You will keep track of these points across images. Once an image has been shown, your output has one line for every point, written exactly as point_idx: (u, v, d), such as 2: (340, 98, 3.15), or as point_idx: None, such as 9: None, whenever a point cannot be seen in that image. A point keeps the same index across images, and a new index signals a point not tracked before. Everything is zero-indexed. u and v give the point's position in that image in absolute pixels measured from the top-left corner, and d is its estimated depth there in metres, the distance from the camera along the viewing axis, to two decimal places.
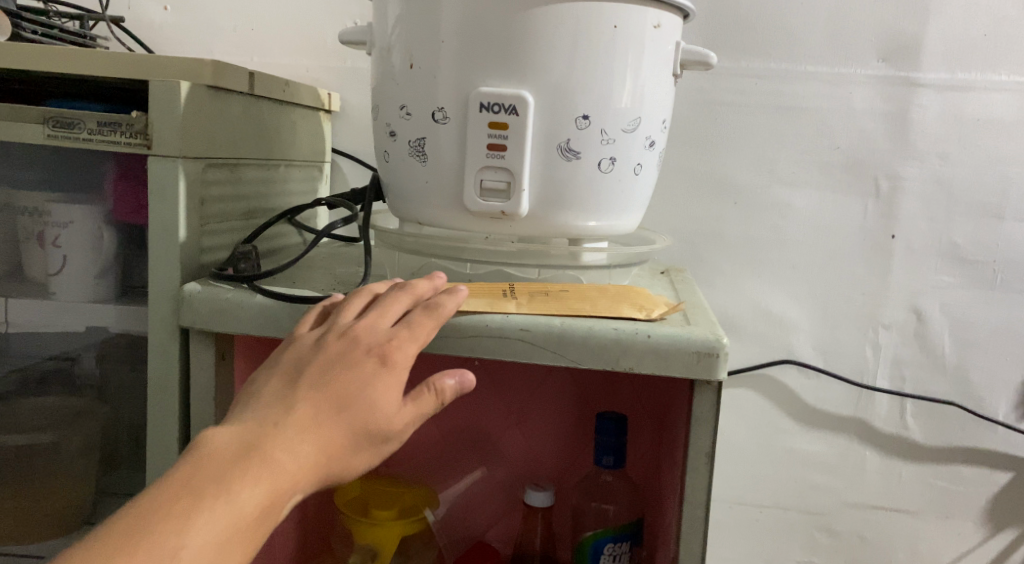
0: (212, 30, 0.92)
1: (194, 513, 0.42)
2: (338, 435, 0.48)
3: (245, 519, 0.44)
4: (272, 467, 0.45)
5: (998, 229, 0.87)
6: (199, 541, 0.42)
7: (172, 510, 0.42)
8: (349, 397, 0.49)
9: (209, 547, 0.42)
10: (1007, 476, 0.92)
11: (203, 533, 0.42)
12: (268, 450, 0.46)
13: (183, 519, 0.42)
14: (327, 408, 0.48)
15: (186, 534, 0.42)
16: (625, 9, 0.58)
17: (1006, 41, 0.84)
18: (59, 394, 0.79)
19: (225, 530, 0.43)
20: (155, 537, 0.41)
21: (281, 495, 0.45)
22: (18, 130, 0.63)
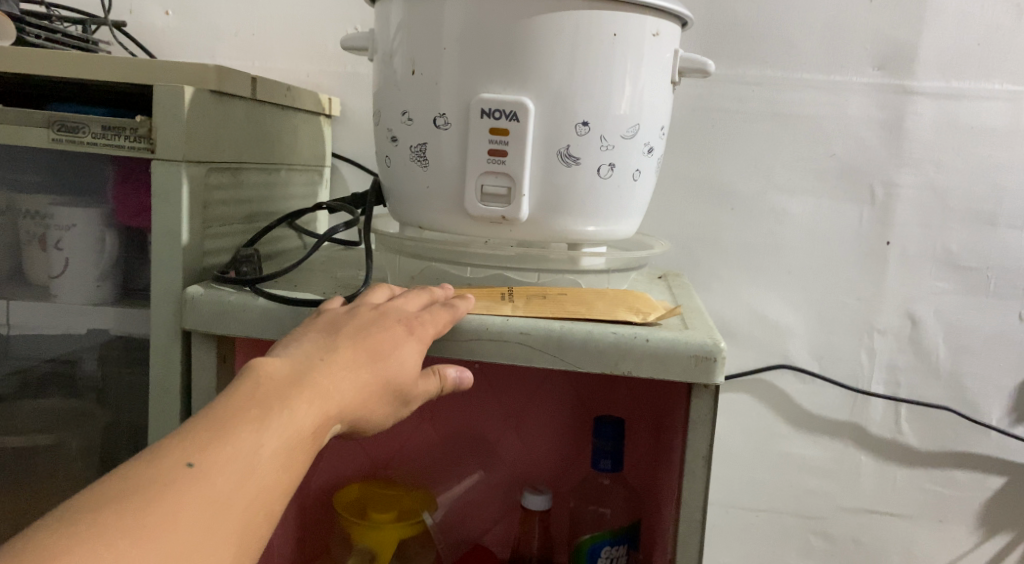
0: (213, 35, 0.93)
1: (263, 424, 0.43)
2: (379, 376, 0.50)
3: (309, 431, 0.45)
4: (328, 392, 0.47)
5: (992, 236, 0.88)
6: (271, 450, 0.43)
7: (241, 419, 0.43)
8: (388, 347, 0.51)
9: (279, 455, 0.43)
10: (1000, 481, 0.92)
11: (274, 440, 0.43)
12: (323, 376, 0.47)
13: (255, 427, 0.43)
14: (371, 350, 0.51)
15: (258, 441, 0.42)
16: (624, 17, 0.59)
17: (999, 50, 0.85)
18: (57, 396, 0.79)
19: (292, 442, 0.44)
20: (228, 442, 0.42)
21: (335, 420, 0.47)
22: (23, 134, 0.63)
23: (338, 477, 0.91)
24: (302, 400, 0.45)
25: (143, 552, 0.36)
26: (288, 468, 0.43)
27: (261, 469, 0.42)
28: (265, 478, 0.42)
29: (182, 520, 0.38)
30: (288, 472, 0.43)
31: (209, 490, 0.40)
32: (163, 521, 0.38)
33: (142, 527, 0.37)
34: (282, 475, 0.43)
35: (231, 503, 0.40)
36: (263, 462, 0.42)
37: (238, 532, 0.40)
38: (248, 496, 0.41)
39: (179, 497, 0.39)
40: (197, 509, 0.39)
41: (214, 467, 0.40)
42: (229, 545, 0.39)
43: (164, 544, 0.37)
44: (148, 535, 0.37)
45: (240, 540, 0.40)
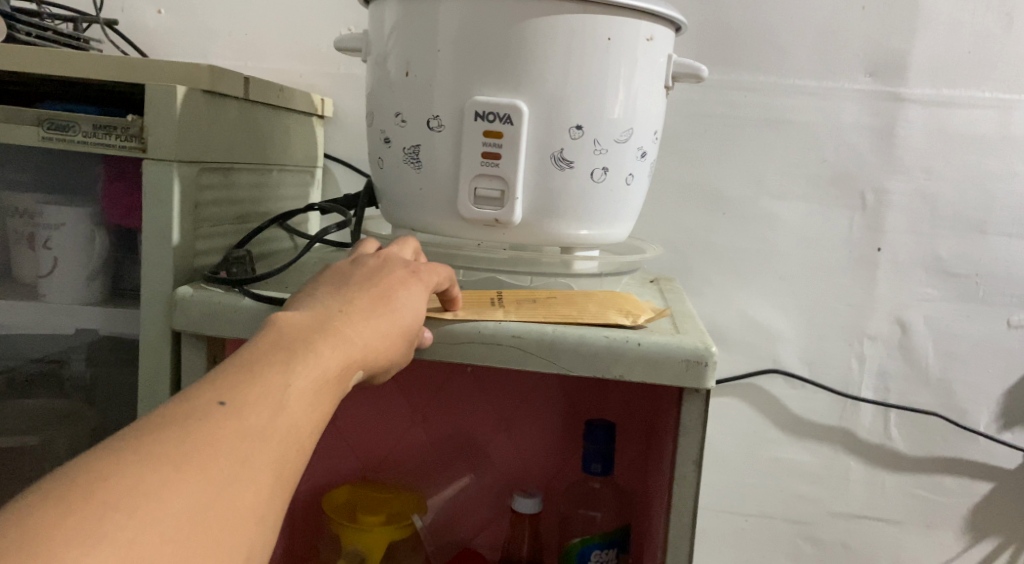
0: (206, 34, 0.93)
1: (293, 365, 0.43)
2: (395, 327, 0.50)
3: (334, 373, 0.45)
4: (352, 339, 0.47)
5: (981, 243, 0.89)
6: (304, 390, 0.42)
7: (270, 361, 0.43)
8: (400, 301, 0.52)
9: (310, 395, 0.43)
10: (988, 487, 0.93)
11: (305, 380, 0.43)
12: (345, 323, 0.47)
13: (284, 368, 0.43)
14: (386, 301, 0.51)
15: (291, 381, 0.42)
16: (619, 22, 0.59)
17: (989, 59, 0.86)
18: (46, 396, 0.78)
19: (321, 384, 0.44)
20: (263, 380, 0.41)
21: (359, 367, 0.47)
22: (12, 131, 0.63)
23: (327, 481, 0.90)
24: (326, 344, 0.45)
25: (188, 482, 0.36)
26: (319, 409, 0.43)
27: (295, 408, 0.42)
28: (299, 418, 0.42)
29: (223, 453, 0.38)
30: (318, 413, 0.43)
31: (248, 426, 0.39)
32: (205, 454, 0.37)
33: (185, 459, 0.37)
34: (313, 415, 0.43)
35: (270, 439, 0.40)
36: (296, 401, 0.42)
37: (276, 468, 0.40)
38: (286, 433, 0.41)
39: (218, 433, 0.38)
40: (236, 444, 0.38)
41: (249, 406, 0.40)
42: (269, 481, 0.39)
43: (207, 476, 0.37)
44: (191, 466, 0.36)
45: (278, 476, 0.40)
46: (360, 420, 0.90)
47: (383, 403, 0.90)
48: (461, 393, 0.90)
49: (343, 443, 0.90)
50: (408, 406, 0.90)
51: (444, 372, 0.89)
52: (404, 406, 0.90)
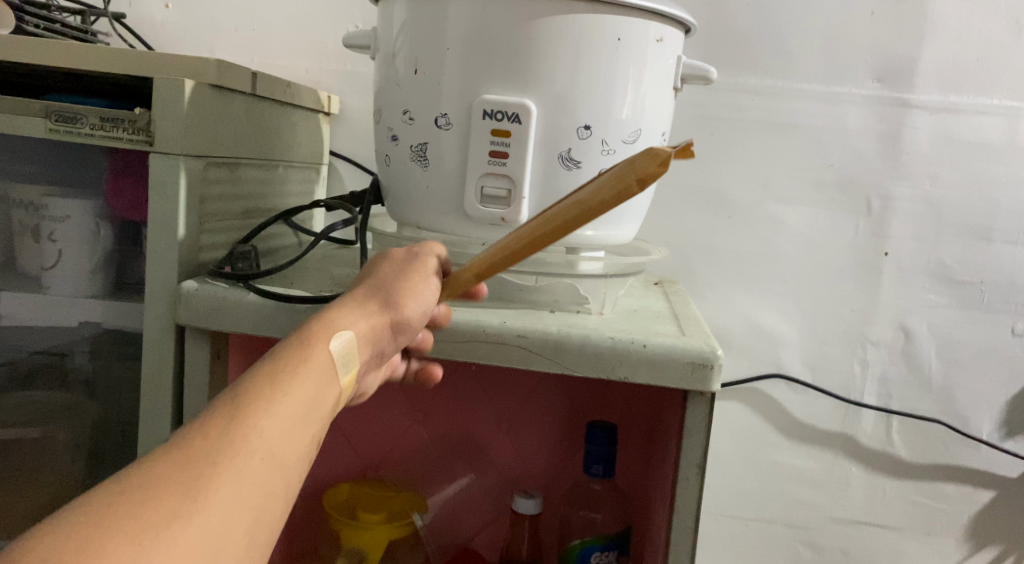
0: (213, 30, 0.92)
1: (260, 389, 0.44)
2: (381, 312, 0.53)
3: (293, 395, 0.45)
4: (325, 339, 0.49)
5: (986, 251, 0.89)
6: (271, 414, 0.43)
7: (225, 401, 0.44)
8: (388, 283, 0.54)
9: (278, 417, 0.44)
10: (989, 495, 0.93)
11: (257, 411, 0.43)
12: (323, 325, 0.50)
13: (236, 403, 0.43)
14: (362, 312, 0.52)
15: (257, 406, 0.43)
16: (630, 23, 0.59)
17: (996, 66, 0.86)
18: (47, 389, 0.78)
19: (290, 404, 0.45)
20: (226, 409, 0.43)
21: (338, 367, 0.49)
22: (19, 123, 0.63)
23: (327, 477, 0.90)
24: (295, 362, 0.47)
25: (145, 515, 0.37)
26: (291, 427, 0.44)
27: (261, 430, 0.43)
28: (266, 438, 0.43)
29: (184, 484, 0.39)
30: (290, 432, 0.44)
31: (210, 455, 0.40)
32: (164, 488, 0.38)
33: (144, 496, 0.38)
34: (285, 434, 0.43)
35: (228, 466, 0.40)
36: (265, 422, 0.43)
37: (244, 493, 0.40)
38: (253, 455, 0.41)
39: (179, 466, 0.39)
40: (198, 475, 0.39)
41: (213, 437, 0.41)
42: (237, 504, 0.40)
43: (163, 509, 0.37)
44: (129, 514, 0.37)
45: (249, 497, 0.40)
46: (360, 418, 0.90)
47: (384, 401, 0.90)
48: (463, 393, 0.89)
49: (344, 440, 0.90)
50: (409, 405, 0.90)
51: (446, 371, 0.89)
52: (405, 405, 0.90)
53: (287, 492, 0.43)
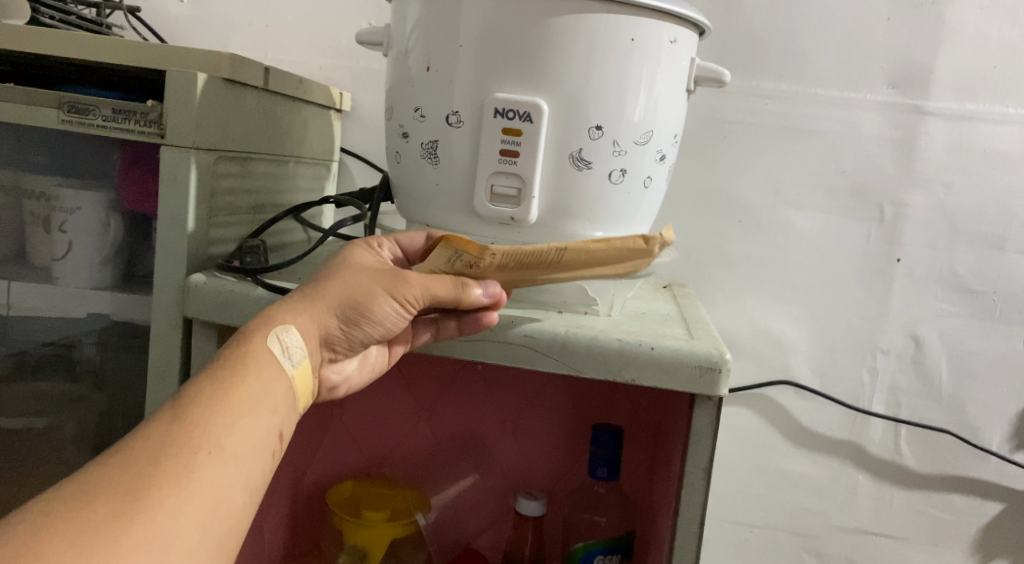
0: (227, 25, 0.93)
1: (202, 390, 0.48)
2: (328, 309, 0.54)
3: (237, 392, 0.49)
4: (263, 334, 0.51)
5: (999, 260, 0.88)
6: (213, 412, 0.47)
7: (174, 404, 0.48)
8: (354, 286, 0.54)
9: (223, 415, 0.48)
10: (997, 507, 0.92)
11: (201, 410, 0.47)
12: (262, 321, 0.52)
13: (182, 405, 0.47)
14: (313, 306, 0.53)
15: (200, 406, 0.47)
16: (644, 23, 0.58)
17: (1014, 74, 0.85)
18: (53, 379, 0.79)
19: (233, 401, 0.48)
20: (174, 412, 0.47)
21: (283, 362, 0.52)
22: (33, 114, 0.63)
23: (332, 472, 0.90)
24: (242, 359, 0.50)
25: (92, 517, 0.41)
26: (237, 423, 0.48)
27: (207, 427, 0.46)
28: (212, 434, 0.46)
29: (129, 484, 0.43)
30: (237, 426, 0.48)
31: (154, 456, 0.44)
32: (108, 491, 0.42)
33: (91, 498, 0.42)
34: (230, 429, 0.47)
35: (171, 462, 0.44)
36: (209, 420, 0.47)
37: (191, 488, 0.44)
38: (198, 452, 0.45)
39: (125, 468, 0.43)
40: (142, 475, 0.43)
41: (157, 438, 0.45)
42: (186, 499, 0.43)
43: (108, 510, 0.41)
44: (78, 512, 0.41)
45: (197, 490, 0.44)
46: (366, 416, 0.90)
47: (390, 400, 0.90)
48: (469, 391, 0.89)
49: (350, 438, 0.90)
50: (414, 404, 0.90)
51: (453, 370, 0.89)
52: (411, 403, 0.90)
53: (240, 481, 0.46)
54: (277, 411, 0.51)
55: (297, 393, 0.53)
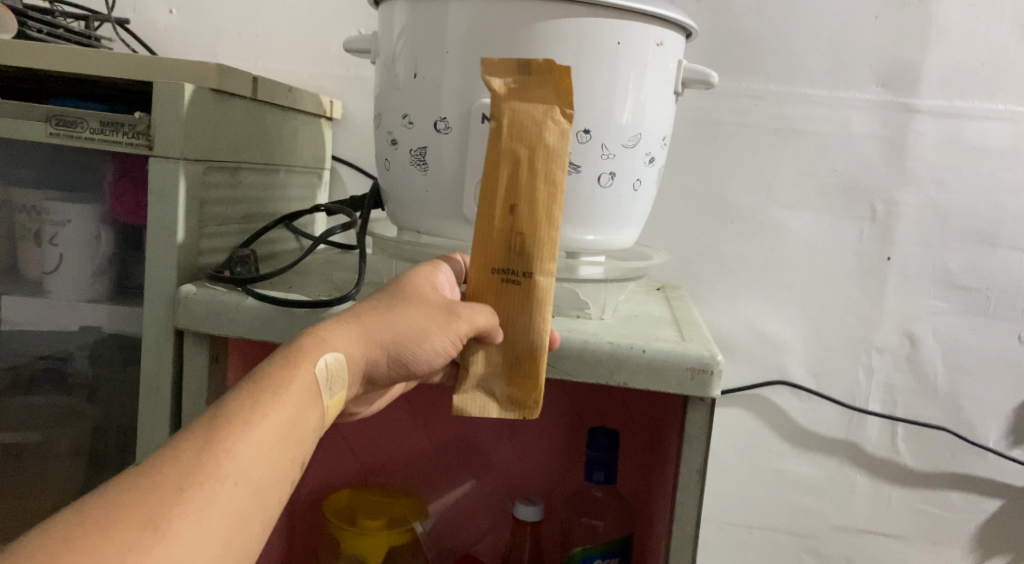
0: (216, 36, 0.93)
1: (237, 412, 0.45)
2: (379, 342, 0.50)
3: (273, 418, 0.45)
4: (313, 360, 0.48)
5: (992, 256, 0.88)
6: (245, 437, 0.44)
7: (205, 425, 0.44)
8: (407, 322, 0.50)
9: (254, 441, 0.44)
10: (996, 503, 0.92)
11: (234, 434, 0.44)
12: (311, 341, 0.48)
13: (214, 426, 0.44)
14: (363, 336, 0.50)
15: (231, 429, 0.44)
16: (630, 26, 0.58)
17: (1002, 70, 0.85)
18: (47, 394, 0.78)
19: (266, 427, 0.45)
20: (204, 433, 0.43)
21: (322, 389, 0.48)
22: (21, 128, 0.63)
23: (330, 480, 0.90)
24: (281, 382, 0.47)
25: (108, 548, 0.38)
26: (267, 451, 0.44)
27: (237, 454, 0.43)
28: (241, 462, 0.43)
29: (148, 511, 0.40)
30: (266, 455, 0.44)
31: (179, 481, 0.41)
32: (126, 518, 0.39)
33: (108, 524, 0.39)
34: (260, 458, 0.44)
35: (197, 491, 0.41)
36: (240, 446, 0.43)
37: (211, 521, 0.41)
38: (222, 481, 0.42)
39: (144, 490, 0.40)
40: (165, 502, 0.40)
41: (184, 460, 0.42)
42: (201, 531, 0.40)
43: (125, 540, 0.38)
44: (95, 539, 0.38)
45: (217, 522, 0.41)
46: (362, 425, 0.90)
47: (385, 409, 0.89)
48: None
49: (345, 447, 0.90)
50: (409, 411, 0.89)
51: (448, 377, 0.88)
52: (406, 411, 0.89)
53: (260, 512, 0.44)
54: (306, 438, 0.47)
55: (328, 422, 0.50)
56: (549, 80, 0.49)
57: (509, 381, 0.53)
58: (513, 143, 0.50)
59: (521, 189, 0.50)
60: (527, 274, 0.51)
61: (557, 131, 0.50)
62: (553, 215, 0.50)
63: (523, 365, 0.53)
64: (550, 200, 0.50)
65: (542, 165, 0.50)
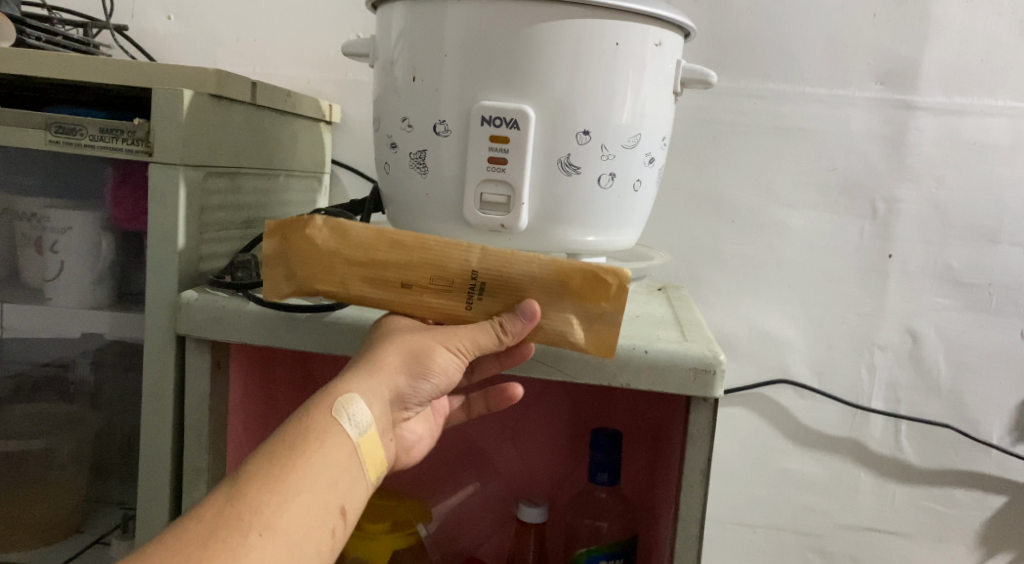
0: (214, 41, 0.93)
1: (259, 470, 0.45)
2: (390, 370, 0.50)
3: (293, 465, 0.45)
4: (327, 405, 0.48)
5: (993, 252, 0.88)
6: (267, 488, 0.44)
7: (229, 482, 0.45)
8: (409, 346, 0.51)
9: (277, 491, 0.44)
10: (1000, 500, 0.91)
11: (255, 487, 0.44)
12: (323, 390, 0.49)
13: (235, 483, 0.44)
14: (373, 370, 0.50)
15: (254, 483, 0.44)
16: (628, 27, 0.58)
17: (1001, 66, 0.85)
18: (50, 400, 0.78)
19: (287, 475, 0.45)
20: (226, 491, 0.44)
21: (344, 427, 0.48)
22: (20, 136, 0.63)
23: None
24: (302, 431, 0.47)
25: None
26: (292, 503, 0.44)
27: (259, 505, 0.43)
28: (264, 513, 0.43)
29: None
30: (290, 504, 0.44)
31: (204, 539, 0.42)
32: None
33: None
34: (286, 510, 0.44)
35: (221, 546, 0.41)
36: (261, 498, 0.44)
37: None
38: (248, 538, 0.42)
39: (172, 558, 0.41)
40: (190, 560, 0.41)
41: (207, 523, 0.42)
42: None
43: None
44: None
45: None
46: None
47: None
48: None
49: None
50: None
51: None
52: None
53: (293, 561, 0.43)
54: (338, 480, 0.47)
55: (366, 463, 0.49)
56: (282, 236, 0.53)
57: (571, 296, 0.53)
58: (345, 265, 0.52)
59: (388, 265, 0.52)
60: (472, 274, 0.52)
61: (320, 229, 0.52)
62: (389, 236, 0.52)
63: (565, 275, 0.52)
64: (390, 239, 0.52)
65: (374, 240, 0.52)
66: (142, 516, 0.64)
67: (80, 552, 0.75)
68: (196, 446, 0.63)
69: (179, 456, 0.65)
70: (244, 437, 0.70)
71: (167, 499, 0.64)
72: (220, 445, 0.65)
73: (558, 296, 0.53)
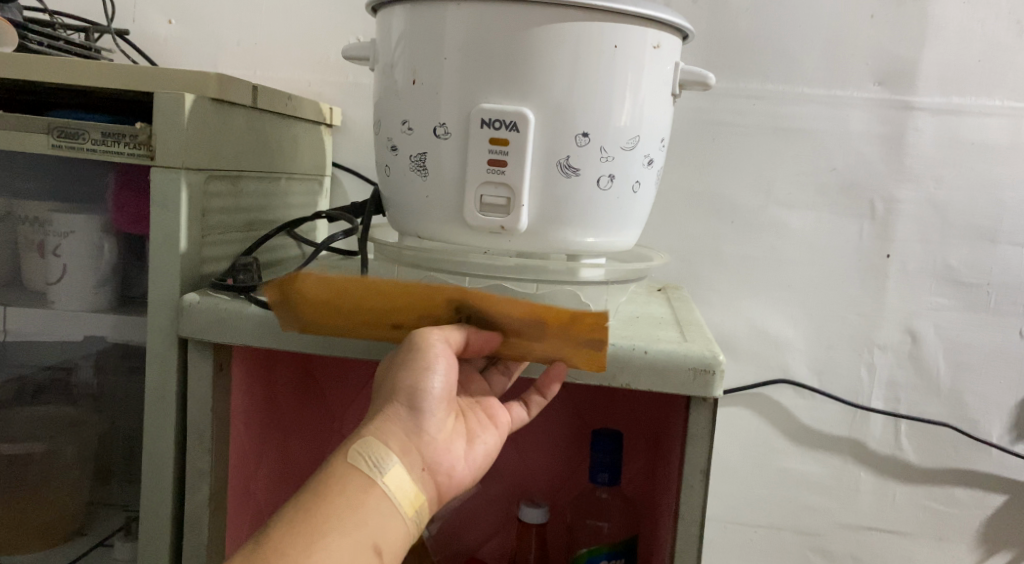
0: (215, 44, 0.93)
1: (285, 518, 0.49)
2: (390, 404, 0.53)
3: (314, 509, 0.49)
4: (346, 454, 0.52)
5: (992, 252, 0.88)
6: (291, 533, 0.48)
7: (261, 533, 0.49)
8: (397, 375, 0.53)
9: (301, 535, 0.48)
10: (1000, 499, 0.92)
11: (281, 533, 0.48)
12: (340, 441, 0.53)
13: (266, 532, 0.49)
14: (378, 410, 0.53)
15: (281, 530, 0.48)
16: (626, 29, 0.59)
17: (999, 66, 0.85)
18: (54, 402, 0.79)
19: (309, 519, 0.49)
20: (257, 541, 0.48)
21: (359, 466, 0.51)
22: (23, 141, 0.63)
23: None
24: (322, 479, 0.51)
25: None
26: (319, 543, 0.48)
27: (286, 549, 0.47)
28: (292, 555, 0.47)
29: None
30: (316, 545, 0.48)
31: None
32: None
33: None
34: (314, 551, 0.47)
35: None
36: (286, 543, 0.47)
37: None
38: None
39: None
40: None
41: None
42: None
43: None
44: None
45: None
46: None
47: None
48: None
49: None
50: None
51: None
52: None
53: None
54: (363, 515, 0.50)
55: (396, 495, 0.51)
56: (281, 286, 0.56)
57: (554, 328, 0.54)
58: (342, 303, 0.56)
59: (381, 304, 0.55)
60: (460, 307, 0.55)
61: (310, 279, 0.54)
62: (372, 287, 0.53)
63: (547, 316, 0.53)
64: (374, 288, 0.53)
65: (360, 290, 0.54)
66: (145, 518, 0.65)
67: (85, 553, 0.76)
68: (199, 448, 0.64)
69: (183, 457, 0.65)
70: (247, 438, 0.71)
71: (170, 501, 0.64)
72: (222, 446, 0.66)
73: (541, 329, 0.54)
